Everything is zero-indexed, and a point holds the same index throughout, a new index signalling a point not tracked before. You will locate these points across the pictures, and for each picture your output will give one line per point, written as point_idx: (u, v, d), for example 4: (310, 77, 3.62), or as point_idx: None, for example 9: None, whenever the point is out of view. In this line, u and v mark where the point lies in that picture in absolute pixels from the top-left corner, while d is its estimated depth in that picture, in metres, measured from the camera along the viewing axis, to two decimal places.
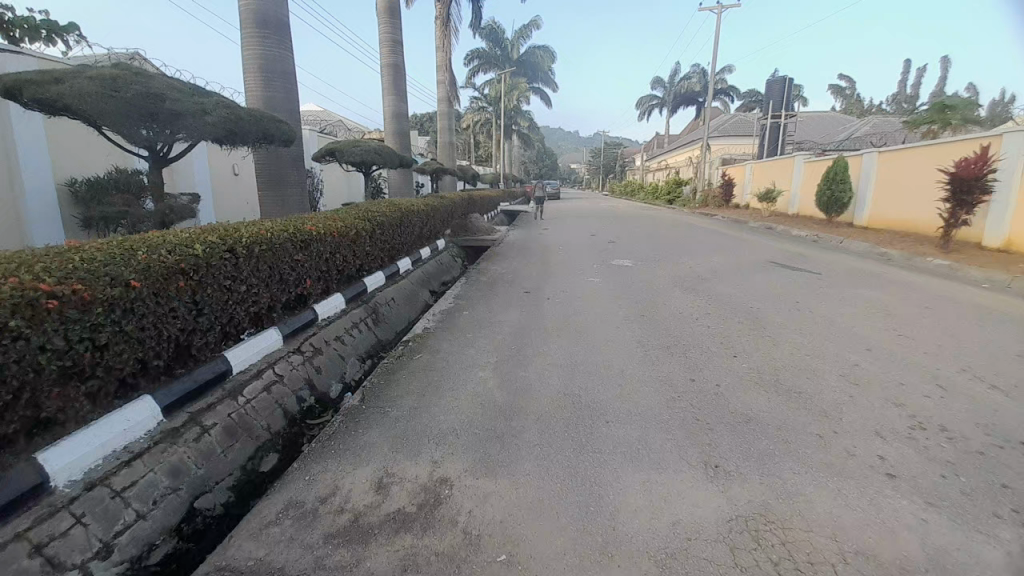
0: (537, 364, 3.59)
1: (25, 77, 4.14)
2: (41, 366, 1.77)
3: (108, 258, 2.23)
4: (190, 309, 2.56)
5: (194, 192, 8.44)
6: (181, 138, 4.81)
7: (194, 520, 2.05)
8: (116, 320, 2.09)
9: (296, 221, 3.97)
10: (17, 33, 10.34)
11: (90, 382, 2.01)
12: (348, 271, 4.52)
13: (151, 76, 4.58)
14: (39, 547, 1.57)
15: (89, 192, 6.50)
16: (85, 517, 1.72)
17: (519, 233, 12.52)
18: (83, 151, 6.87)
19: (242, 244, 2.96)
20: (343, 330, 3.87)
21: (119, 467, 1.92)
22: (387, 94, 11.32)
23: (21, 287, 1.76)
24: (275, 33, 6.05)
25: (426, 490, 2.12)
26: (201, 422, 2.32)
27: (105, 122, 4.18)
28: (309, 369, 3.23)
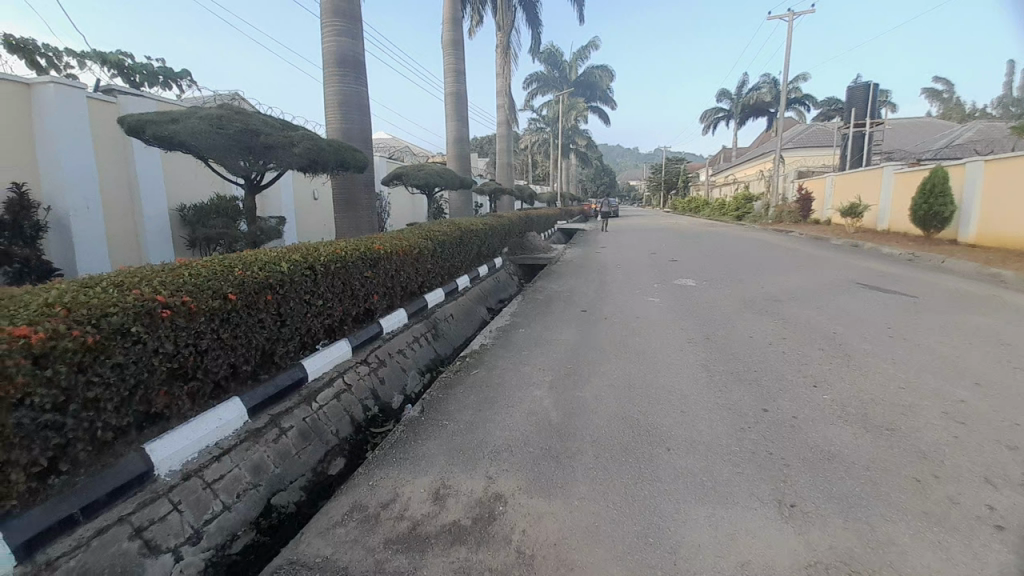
0: (594, 384, 3.54)
1: (149, 118, 4.84)
2: (153, 367, 2.05)
3: (209, 274, 2.53)
4: (275, 319, 2.83)
5: (280, 215, 9.37)
6: (272, 167, 5.38)
7: (270, 515, 2.23)
8: (214, 329, 2.36)
9: (366, 241, 4.28)
10: (139, 78, 12.25)
11: (191, 382, 2.28)
12: (412, 288, 4.76)
13: (249, 114, 5.21)
14: (140, 529, 1.78)
15: (196, 216, 7.49)
16: (179, 505, 1.93)
17: (578, 251, 12.43)
18: (191, 179, 7.89)
19: (320, 262, 3.24)
20: (406, 343, 4.07)
21: (209, 461, 2.13)
22: (450, 120, 11.96)
23: (143, 298, 2.05)
24: (352, 71, 6.65)
25: (480, 505, 2.14)
26: (280, 425, 2.54)
27: (211, 155, 4.79)
28: (373, 380, 3.42)
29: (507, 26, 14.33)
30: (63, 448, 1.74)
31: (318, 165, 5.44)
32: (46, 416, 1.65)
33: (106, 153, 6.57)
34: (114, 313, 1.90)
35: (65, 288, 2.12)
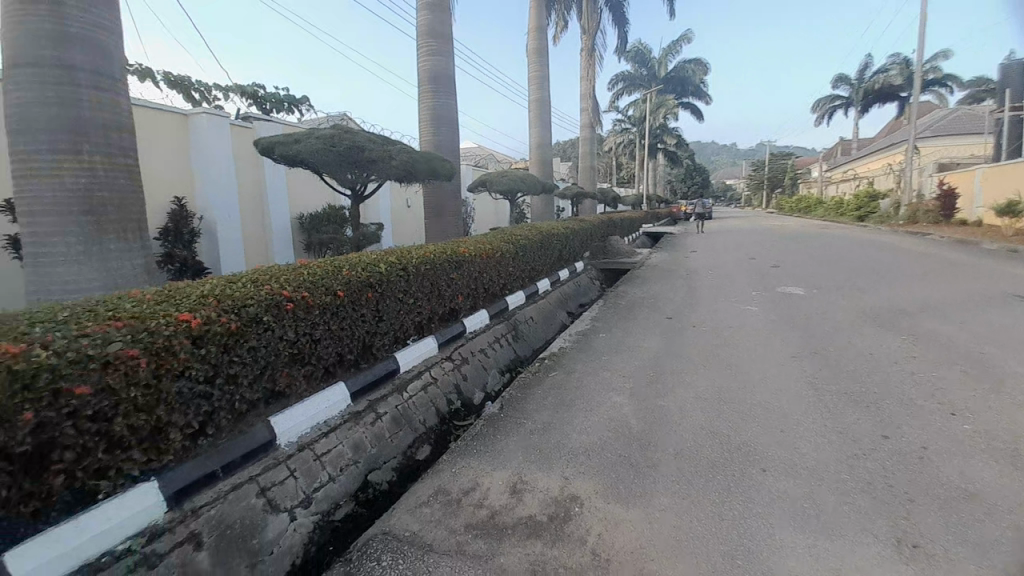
0: (678, 394, 3.37)
1: (277, 140, 5.61)
2: (278, 351, 2.39)
3: (322, 273, 2.88)
4: (374, 315, 3.13)
5: (378, 222, 10.28)
6: (373, 179, 5.93)
7: (367, 489, 2.48)
8: (325, 321, 2.68)
9: (453, 245, 4.55)
10: (269, 106, 14.27)
11: (307, 366, 2.62)
12: (494, 290, 4.94)
13: (356, 132, 5.82)
14: (265, 489, 2.09)
15: (311, 224, 8.52)
16: (294, 472, 2.23)
17: (664, 255, 11.87)
18: (308, 191, 8.99)
19: (413, 264, 3.53)
20: (488, 343, 4.25)
21: (318, 436, 2.43)
22: (534, 127, 12.16)
23: (272, 292, 2.41)
24: (443, 86, 7.10)
25: (556, 503, 2.16)
26: (376, 410, 2.81)
27: (326, 169, 5.41)
28: (456, 375, 3.63)
29: (592, 29, 14.21)
30: (210, 415, 2.10)
31: (412, 175, 5.91)
32: (200, 387, 2.01)
33: (244, 171, 7.75)
34: (250, 304, 2.25)
35: (215, 283, 2.55)
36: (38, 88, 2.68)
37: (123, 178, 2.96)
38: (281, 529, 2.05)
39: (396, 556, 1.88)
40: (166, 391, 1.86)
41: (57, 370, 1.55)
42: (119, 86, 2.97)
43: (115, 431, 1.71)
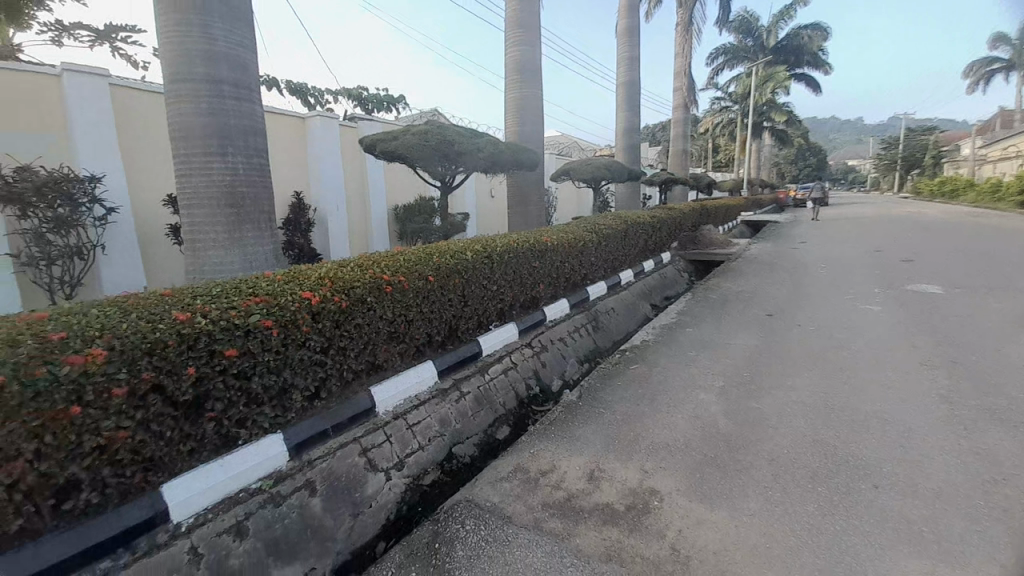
0: (775, 397, 3.11)
1: (378, 137, 6.06)
2: (378, 329, 2.65)
3: (416, 259, 3.11)
4: (461, 300, 3.31)
5: (465, 212, 10.72)
6: (461, 170, 6.19)
7: (452, 461, 2.67)
8: (418, 304, 2.91)
9: (536, 234, 4.61)
10: (371, 105, 15.52)
11: (401, 344, 2.87)
12: (575, 279, 4.93)
13: (448, 126, 6.11)
14: (365, 450, 2.35)
15: (405, 214, 9.17)
16: (390, 438, 2.47)
17: (766, 246, 10.81)
18: (403, 184, 9.65)
19: (497, 252, 3.65)
20: (568, 332, 4.27)
21: (411, 408, 2.67)
22: (622, 111, 11.73)
23: (374, 276, 2.67)
24: (530, 76, 7.14)
25: (634, 495, 2.14)
26: (460, 389, 2.99)
27: (420, 163, 5.75)
28: (536, 362, 3.71)
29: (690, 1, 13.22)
30: (323, 381, 2.41)
31: (498, 166, 6.11)
32: (316, 356, 2.31)
33: (350, 166, 8.55)
34: (357, 286, 2.52)
35: (329, 266, 2.89)
36: (195, 100, 3.15)
37: (258, 175, 3.44)
38: (378, 486, 2.30)
39: (479, 522, 2.01)
40: (290, 358, 2.17)
41: (213, 335, 1.89)
42: (254, 95, 3.41)
43: (251, 388, 2.05)
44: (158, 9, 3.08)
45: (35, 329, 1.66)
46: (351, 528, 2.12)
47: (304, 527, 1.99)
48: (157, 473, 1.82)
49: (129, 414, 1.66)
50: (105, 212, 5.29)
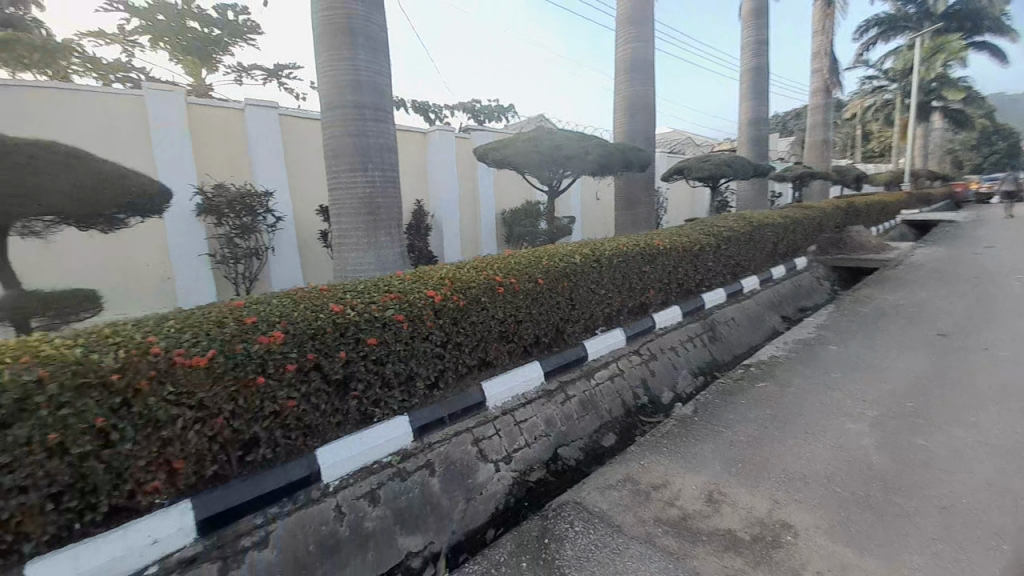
0: (949, 433, 2.56)
1: (491, 146, 6.35)
2: (491, 328, 2.80)
3: (527, 262, 3.21)
4: (569, 303, 3.33)
5: (570, 215, 10.73)
6: (568, 174, 6.21)
7: (557, 462, 2.70)
8: (528, 305, 3.00)
9: (647, 238, 4.43)
10: (482, 116, 16.41)
11: (511, 343, 2.98)
12: (688, 285, 4.62)
13: (559, 131, 6.21)
14: (477, 440, 2.50)
15: (512, 218, 9.50)
16: (499, 432, 2.59)
17: (935, 250, 8.93)
18: (510, 189, 10.01)
19: (606, 256, 3.61)
20: (680, 341, 4.02)
21: (519, 405, 2.77)
22: (745, 102, 10.69)
23: (489, 278, 2.83)
24: (642, 73, 6.90)
25: (761, 525, 1.94)
26: (566, 391, 3.01)
27: (529, 169, 5.90)
28: (645, 371, 3.56)
29: None
30: (441, 372, 2.62)
31: (607, 168, 6.01)
32: (437, 349, 2.52)
33: (463, 174, 9.13)
34: (474, 286, 2.70)
35: (449, 267, 3.13)
36: (344, 124, 3.65)
37: (390, 187, 3.87)
38: (488, 476, 2.42)
39: (588, 526, 2.01)
40: (416, 349, 2.41)
41: (358, 326, 2.19)
42: (388, 116, 3.85)
43: (384, 374, 2.31)
44: (318, 48, 3.61)
45: (235, 314, 2.08)
46: (464, 511, 2.27)
47: (425, 504, 2.19)
48: (313, 439, 2.15)
49: (296, 388, 2.01)
50: (274, 220, 6.41)
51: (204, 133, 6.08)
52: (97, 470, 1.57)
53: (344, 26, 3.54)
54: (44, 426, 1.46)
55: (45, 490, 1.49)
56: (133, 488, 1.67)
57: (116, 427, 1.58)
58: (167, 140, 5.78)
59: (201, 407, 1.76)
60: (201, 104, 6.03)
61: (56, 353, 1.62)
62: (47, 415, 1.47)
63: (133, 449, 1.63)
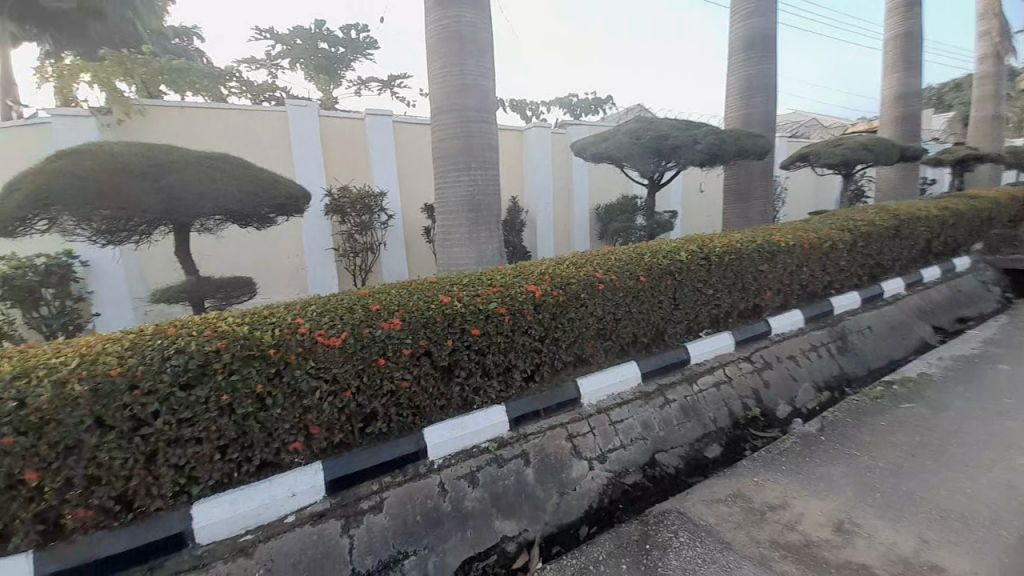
0: None
1: (589, 140, 6.24)
2: (589, 325, 2.77)
3: (628, 259, 3.12)
4: (672, 303, 3.16)
5: (670, 209, 10.16)
6: (672, 165, 5.87)
7: (655, 467, 2.59)
8: (628, 303, 2.91)
9: (764, 233, 4.01)
10: (579, 109, 16.22)
11: (608, 342, 2.91)
12: (812, 287, 4.10)
13: (663, 121, 5.90)
14: (571, 436, 2.50)
15: (607, 213, 9.28)
16: (594, 430, 2.56)
17: None
18: (606, 183, 9.77)
19: (716, 253, 3.35)
20: (800, 350, 3.58)
21: (615, 405, 2.72)
22: (892, 74, 9.12)
23: (588, 274, 2.80)
24: (762, 51, 6.24)
25: (906, 565, 1.67)
26: (666, 395, 2.87)
27: (631, 162, 5.69)
28: (756, 381, 3.24)
29: None
30: (537, 366, 2.66)
31: (719, 158, 5.56)
32: (535, 343, 2.56)
33: (559, 170, 9.12)
34: (573, 282, 2.70)
35: (548, 262, 3.16)
36: (451, 126, 3.87)
37: (492, 184, 4.02)
38: (582, 473, 2.41)
39: (693, 538, 1.90)
40: (515, 342, 2.48)
41: (464, 317, 2.32)
42: (491, 116, 3.99)
43: (485, 363, 2.42)
44: (430, 56, 3.87)
45: (361, 301, 2.33)
46: (558, 505, 2.29)
47: (520, 492, 2.25)
48: (421, 419, 2.33)
49: (408, 371, 2.19)
50: (387, 218, 7.06)
51: (332, 141, 6.91)
52: (253, 428, 1.89)
53: (453, 33, 3.73)
54: (220, 388, 1.80)
55: (216, 441, 1.83)
56: (279, 446, 1.99)
57: (268, 393, 1.89)
58: (303, 149, 6.64)
59: (332, 382, 2.03)
60: (330, 116, 6.85)
61: (228, 328, 1.98)
62: (221, 379, 1.81)
63: (280, 413, 1.94)
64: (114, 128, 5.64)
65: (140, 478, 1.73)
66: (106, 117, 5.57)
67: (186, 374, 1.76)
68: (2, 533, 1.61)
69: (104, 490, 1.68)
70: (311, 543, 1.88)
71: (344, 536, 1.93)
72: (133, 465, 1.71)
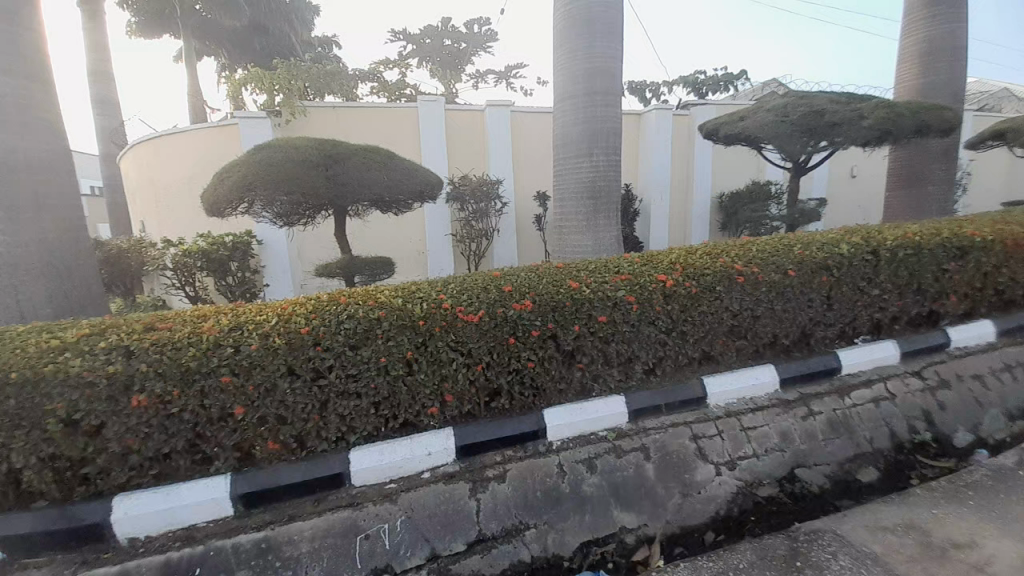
0: None
1: (723, 120, 5.68)
2: (723, 320, 2.57)
3: (772, 250, 2.82)
4: (824, 302, 2.78)
5: (817, 196, 8.95)
6: (825, 146, 5.13)
7: (794, 483, 2.33)
8: (771, 300, 2.64)
9: (950, 226, 3.32)
10: (704, 88, 14.93)
11: (742, 341, 2.68)
12: (1015, 293, 3.30)
13: (814, 96, 5.17)
14: (697, 437, 2.37)
15: (731, 203, 8.53)
16: (723, 434, 2.40)
17: None
18: (733, 168, 8.91)
19: (886, 247, 2.87)
20: (993, 369, 2.92)
21: (747, 410, 2.51)
22: None
23: (726, 266, 2.60)
24: (953, 6, 5.13)
25: None
26: (809, 406, 2.57)
27: (776, 143, 5.08)
28: (929, 401, 2.72)
29: None
30: (662, 359, 2.55)
31: (892, 136, 4.71)
32: (662, 335, 2.46)
33: (679, 155, 8.56)
34: (709, 274, 2.54)
35: (678, 251, 3.00)
36: (576, 110, 3.83)
37: (614, 169, 3.92)
38: (708, 477, 2.27)
39: (856, 564, 1.69)
40: (642, 332, 2.41)
41: (592, 303, 2.33)
42: (618, 99, 3.87)
43: (609, 352, 2.39)
44: (558, 40, 3.86)
45: (494, 282, 2.46)
46: (680, 505, 2.19)
47: (640, 485, 2.20)
48: (541, 401, 2.39)
49: (536, 352, 2.27)
50: (502, 205, 7.33)
51: (457, 132, 7.35)
52: (402, 390, 2.12)
53: (584, 14, 3.68)
54: (379, 351, 2.06)
55: (373, 398, 2.10)
56: (420, 409, 2.20)
57: (415, 359, 2.11)
58: (431, 141, 7.18)
59: (468, 355, 2.19)
60: (456, 109, 7.28)
61: (386, 300, 2.25)
62: (381, 343, 2.06)
63: (424, 379, 2.14)
64: (283, 126, 6.67)
65: (314, 422, 2.05)
66: (277, 118, 6.61)
67: (355, 337, 2.05)
68: (209, 456, 2.03)
69: (286, 430, 2.03)
70: (444, 500, 2.06)
71: (471, 499, 2.07)
72: (310, 410, 2.03)
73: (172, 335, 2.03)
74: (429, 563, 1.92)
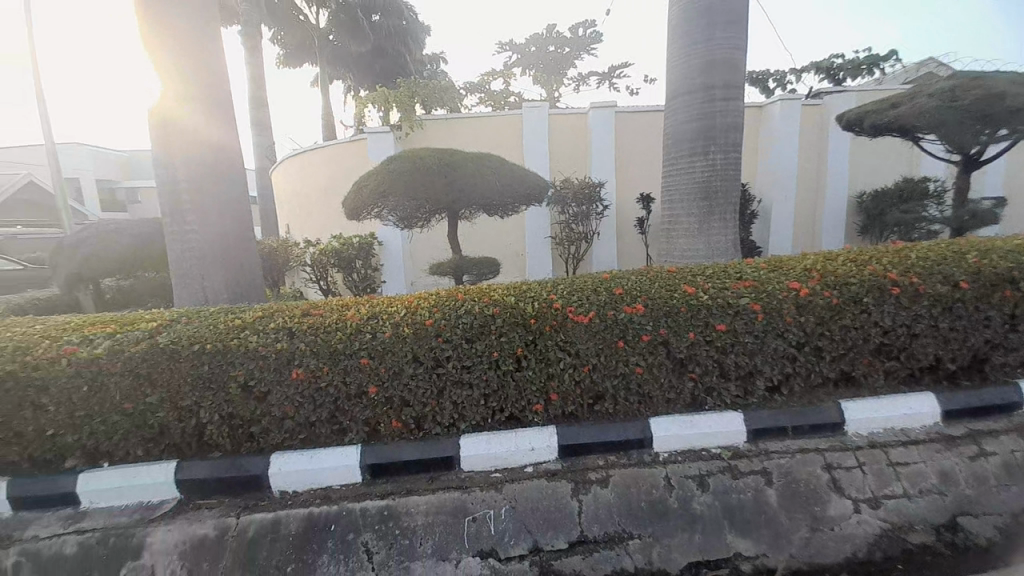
0: None
1: (868, 109, 4.93)
2: (868, 336, 2.24)
3: (937, 258, 2.40)
4: (1010, 321, 2.28)
5: (993, 195, 7.33)
6: (1007, 134, 4.23)
7: (960, 534, 1.94)
8: (934, 316, 2.23)
9: None
10: (839, 74, 13.10)
11: (890, 362, 2.31)
12: None
13: (992, 76, 4.29)
14: (829, 466, 2.11)
15: (874, 203, 7.37)
16: (863, 466, 2.09)
17: None
18: (877, 163, 7.70)
19: None
20: None
21: (896, 443, 2.16)
22: None
23: (873, 275, 2.28)
24: None
25: None
26: (982, 445, 2.13)
27: (940, 133, 4.29)
28: None
29: None
30: (788, 376, 2.31)
31: None
32: (790, 349, 2.22)
33: (808, 149, 7.64)
34: (852, 283, 2.25)
35: (812, 257, 2.70)
36: (692, 105, 3.63)
37: (733, 168, 3.64)
38: (843, 513, 2.00)
39: None
40: (766, 344, 2.21)
41: (710, 310, 2.21)
42: (740, 92, 3.59)
43: (727, 363, 2.23)
44: (674, 35, 3.71)
45: (604, 284, 2.46)
46: (808, 539, 1.95)
47: (759, 511, 2.01)
48: (647, 408, 2.32)
49: (646, 357, 2.21)
50: (603, 208, 7.24)
51: (560, 137, 7.43)
52: (510, 384, 2.22)
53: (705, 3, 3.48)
54: (493, 346, 2.18)
55: (484, 390, 2.22)
56: (526, 405, 2.27)
57: (525, 356, 2.19)
58: (533, 146, 7.36)
59: (576, 355, 2.21)
60: (560, 114, 7.36)
61: (499, 298, 2.38)
62: (494, 338, 2.19)
63: (531, 376, 2.21)
64: (403, 139, 7.35)
65: (432, 407, 2.24)
66: (398, 131, 7.30)
67: (472, 331, 2.20)
68: (343, 428, 2.31)
69: (408, 411, 2.24)
70: (546, 495, 2.10)
71: (573, 499, 2.08)
72: (429, 395, 2.22)
73: (323, 320, 2.38)
74: (531, 555, 1.98)
